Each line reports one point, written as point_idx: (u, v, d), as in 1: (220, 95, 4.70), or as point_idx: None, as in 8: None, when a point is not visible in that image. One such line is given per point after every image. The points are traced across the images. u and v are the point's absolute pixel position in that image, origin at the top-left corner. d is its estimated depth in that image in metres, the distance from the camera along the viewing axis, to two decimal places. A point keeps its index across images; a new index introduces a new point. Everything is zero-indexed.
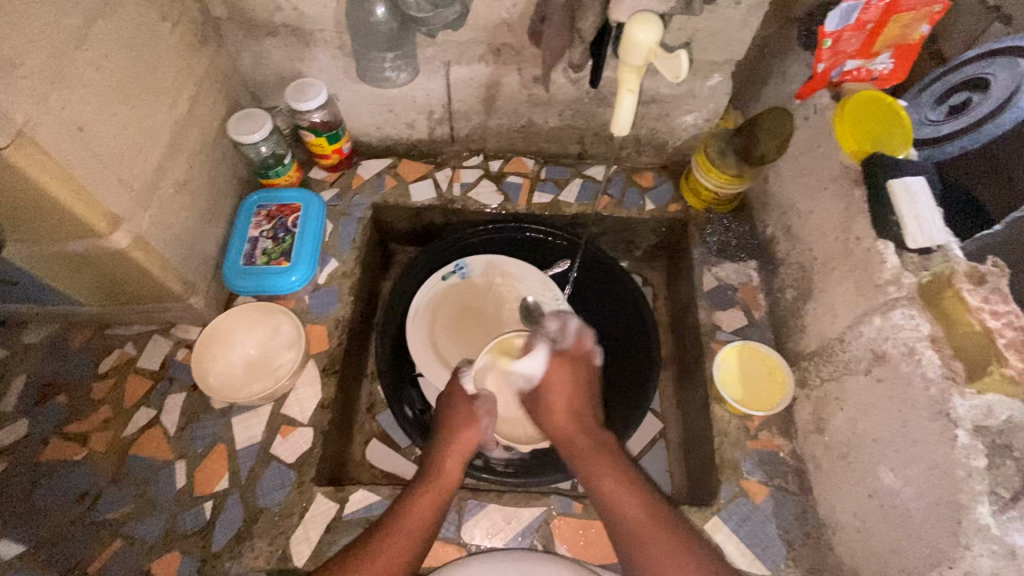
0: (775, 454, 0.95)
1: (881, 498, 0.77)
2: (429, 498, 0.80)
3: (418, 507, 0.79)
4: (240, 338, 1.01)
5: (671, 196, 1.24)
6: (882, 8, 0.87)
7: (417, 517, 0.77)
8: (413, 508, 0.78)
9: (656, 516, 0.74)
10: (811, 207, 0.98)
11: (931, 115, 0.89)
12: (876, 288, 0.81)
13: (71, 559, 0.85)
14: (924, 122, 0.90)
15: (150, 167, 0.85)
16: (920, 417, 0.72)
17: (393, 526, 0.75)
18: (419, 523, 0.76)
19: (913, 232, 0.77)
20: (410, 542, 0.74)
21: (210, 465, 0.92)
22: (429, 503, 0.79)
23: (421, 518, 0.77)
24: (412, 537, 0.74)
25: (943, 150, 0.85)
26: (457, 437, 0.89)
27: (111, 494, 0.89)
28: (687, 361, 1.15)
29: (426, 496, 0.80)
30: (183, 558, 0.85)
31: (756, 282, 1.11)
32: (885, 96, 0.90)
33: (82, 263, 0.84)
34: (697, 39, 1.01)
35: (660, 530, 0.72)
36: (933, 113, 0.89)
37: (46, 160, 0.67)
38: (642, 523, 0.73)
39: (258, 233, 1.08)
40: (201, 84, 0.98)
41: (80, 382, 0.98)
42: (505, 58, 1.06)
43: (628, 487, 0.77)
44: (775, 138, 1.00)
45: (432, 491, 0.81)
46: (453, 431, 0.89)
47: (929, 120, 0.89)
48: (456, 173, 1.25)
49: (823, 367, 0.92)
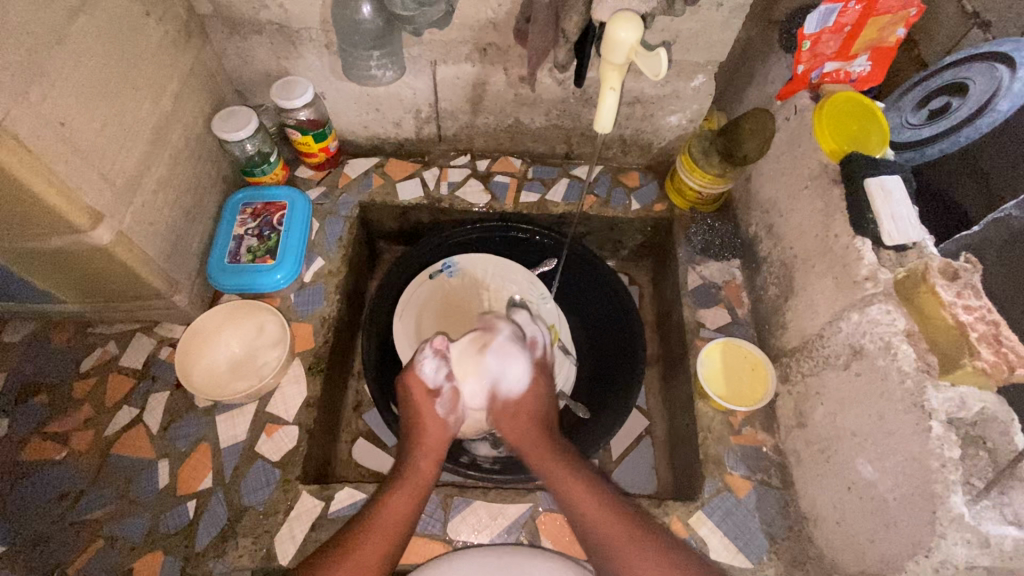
0: (758, 449, 0.96)
1: (859, 490, 0.79)
2: (403, 499, 0.81)
3: (394, 509, 0.80)
4: (225, 336, 1.01)
5: (655, 196, 1.25)
6: (860, 11, 0.89)
7: (393, 520, 0.79)
8: (387, 510, 0.80)
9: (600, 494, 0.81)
10: (792, 206, 1.00)
11: (912, 119, 0.90)
12: (854, 283, 0.83)
13: (50, 559, 0.84)
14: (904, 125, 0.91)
15: (132, 164, 0.84)
16: (896, 409, 0.73)
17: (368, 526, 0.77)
18: (395, 526, 0.78)
19: (889, 229, 0.79)
20: (385, 546, 0.76)
21: (193, 464, 0.91)
22: (405, 505, 0.81)
23: (398, 519, 0.79)
24: (388, 541, 0.77)
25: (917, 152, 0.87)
26: (426, 437, 0.89)
27: (93, 494, 0.88)
28: (672, 358, 1.17)
29: (402, 493, 0.82)
30: (164, 558, 0.84)
31: (739, 280, 1.13)
32: (860, 97, 0.93)
33: (63, 259, 0.83)
34: (680, 40, 1.02)
35: (605, 513, 0.79)
36: (914, 117, 0.90)
37: (24, 153, 0.65)
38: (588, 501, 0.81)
39: (243, 231, 1.07)
40: (185, 80, 0.97)
41: (60, 381, 0.97)
42: (491, 57, 1.07)
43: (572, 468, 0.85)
44: (757, 138, 1.02)
45: (406, 491, 0.82)
46: (423, 427, 0.89)
47: (907, 126, 0.90)
48: (444, 172, 1.26)
49: (803, 363, 0.94)
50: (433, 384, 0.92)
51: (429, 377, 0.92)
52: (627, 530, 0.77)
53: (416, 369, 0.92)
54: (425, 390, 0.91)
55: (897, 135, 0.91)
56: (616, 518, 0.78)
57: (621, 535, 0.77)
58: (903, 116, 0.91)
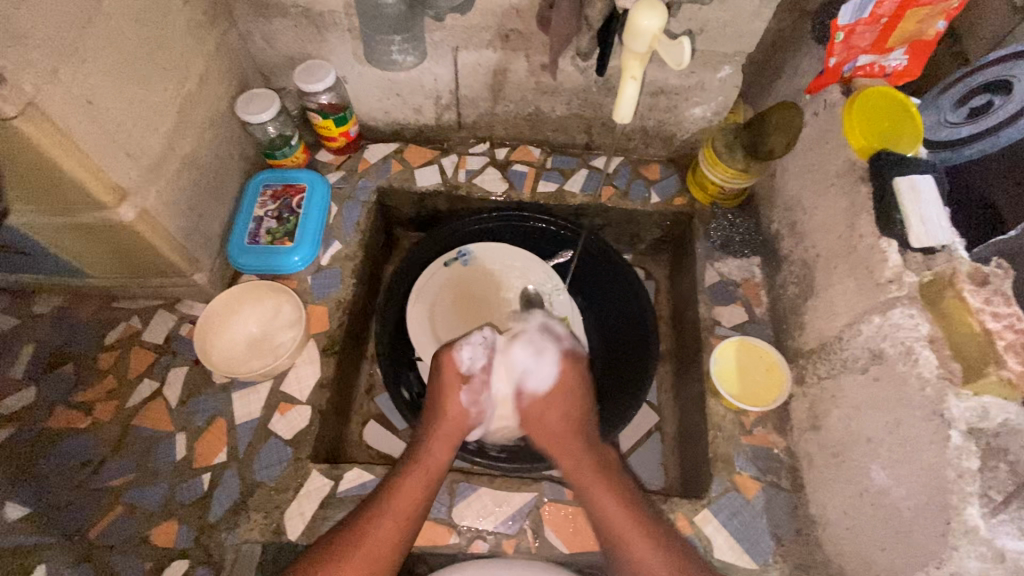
0: (769, 450, 0.95)
1: (871, 496, 0.77)
2: (417, 484, 0.82)
3: (408, 493, 0.81)
4: (242, 316, 1.02)
5: (676, 189, 1.23)
6: (898, 2, 0.86)
7: (406, 506, 0.80)
8: (402, 492, 0.80)
9: (619, 497, 0.83)
10: (816, 205, 0.97)
11: (951, 117, 0.85)
12: (877, 286, 0.80)
13: (73, 522, 0.87)
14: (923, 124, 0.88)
15: (158, 143, 0.85)
16: (914, 416, 0.71)
17: (382, 510, 0.78)
18: (407, 512, 0.79)
19: (918, 230, 0.76)
20: (398, 530, 0.78)
21: (210, 438, 0.94)
22: (418, 490, 0.81)
23: (411, 505, 0.80)
24: (401, 524, 0.78)
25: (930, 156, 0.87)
26: (447, 418, 0.89)
27: (113, 462, 0.92)
28: (686, 355, 1.15)
29: (415, 478, 0.82)
30: (180, 527, 0.87)
31: (758, 278, 1.11)
32: (890, 91, 0.88)
33: (89, 236, 0.84)
34: (708, 29, 0.99)
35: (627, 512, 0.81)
36: (952, 116, 0.85)
37: (56, 131, 0.67)
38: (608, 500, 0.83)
39: (263, 212, 1.09)
40: (211, 61, 0.98)
41: (85, 353, 1.01)
42: (513, 44, 1.05)
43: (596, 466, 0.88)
44: (784, 133, 1.00)
45: (422, 476, 0.83)
46: (447, 415, 0.90)
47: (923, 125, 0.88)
48: (462, 160, 1.25)
49: (820, 365, 0.92)
50: (466, 370, 0.93)
51: (463, 363, 0.93)
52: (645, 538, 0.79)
53: (454, 352, 0.94)
54: (457, 373, 0.92)
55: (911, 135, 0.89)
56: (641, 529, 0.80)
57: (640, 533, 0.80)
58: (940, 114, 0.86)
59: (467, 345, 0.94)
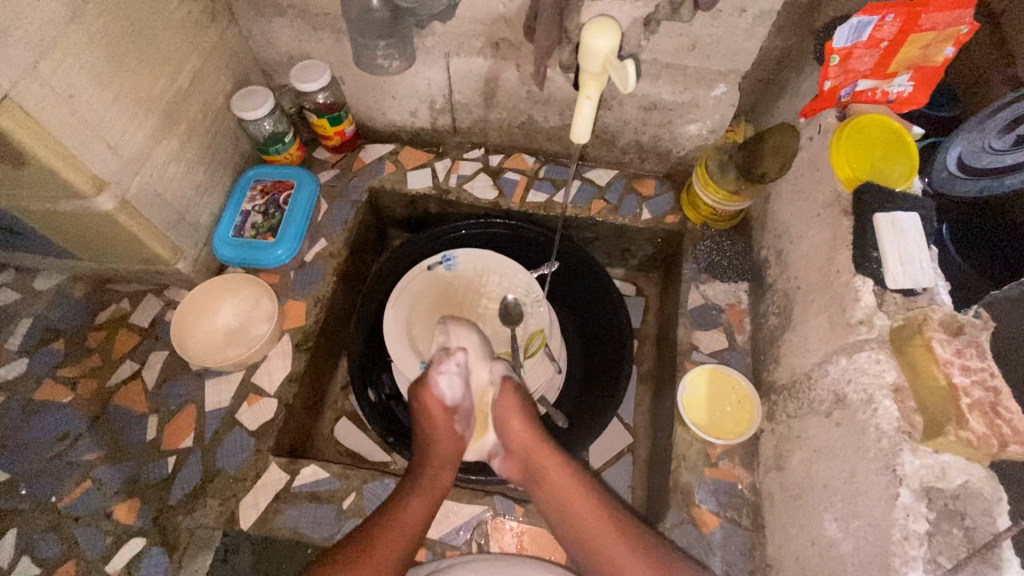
0: (732, 485, 0.91)
1: (822, 547, 0.73)
2: (419, 503, 0.82)
3: (411, 509, 0.81)
4: (221, 308, 1.05)
5: (669, 207, 1.20)
6: (899, 27, 0.80)
7: (410, 520, 0.80)
8: (405, 509, 0.81)
9: (609, 520, 0.80)
10: (802, 234, 0.93)
11: (995, 144, 0.72)
12: (848, 326, 0.76)
13: (47, 491, 0.93)
14: (953, 153, 0.78)
15: (143, 136, 0.88)
16: (868, 468, 0.68)
17: (386, 527, 0.79)
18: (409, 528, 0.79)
19: (896, 272, 0.72)
20: (400, 546, 0.78)
21: (179, 422, 0.97)
22: (420, 509, 0.82)
23: (411, 523, 0.80)
24: (404, 541, 0.78)
25: (958, 185, 0.79)
26: (438, 445, 0.90)
27: (89, 438, 0.96)
28: (664, 378, 1.13)
29: (415, 496, 0.83)
30: (142, 506, 0.91)
31: (743, 305, 1.07)
32: (864, 119, 0.85)
33: (74, 221, 0.88)
34: (700, 45, 0.96)
35: (590, 507, 0.82)
36: (997, 142, 0.72)
37: (30, 123, 0.70)
38: (570, 494, 0.84)
39: (250, 207, 1.11)
40: (207, 59, 1.01)
41: (77, 331, 1.06)
42: (504, 52, 1.04)
43: (565, 480, 0.85)
44: (777, 157, 0.94)
45: (423, 495, 0.83)
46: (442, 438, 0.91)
47: (953, 154, 0.78)
48: (455, 164, 1.26)
49: (789, 403, 0.88)
50: (451, 400, 0.93)
51: (445, 395, 0.92)
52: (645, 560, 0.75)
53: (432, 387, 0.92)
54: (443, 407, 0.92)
55: (942, 163, 0.80)
56: (636, 548, 0.77)
57: (607, 529, 0.79)
58: (983, 140, 0.73)
59: (444, 376, 0.92)
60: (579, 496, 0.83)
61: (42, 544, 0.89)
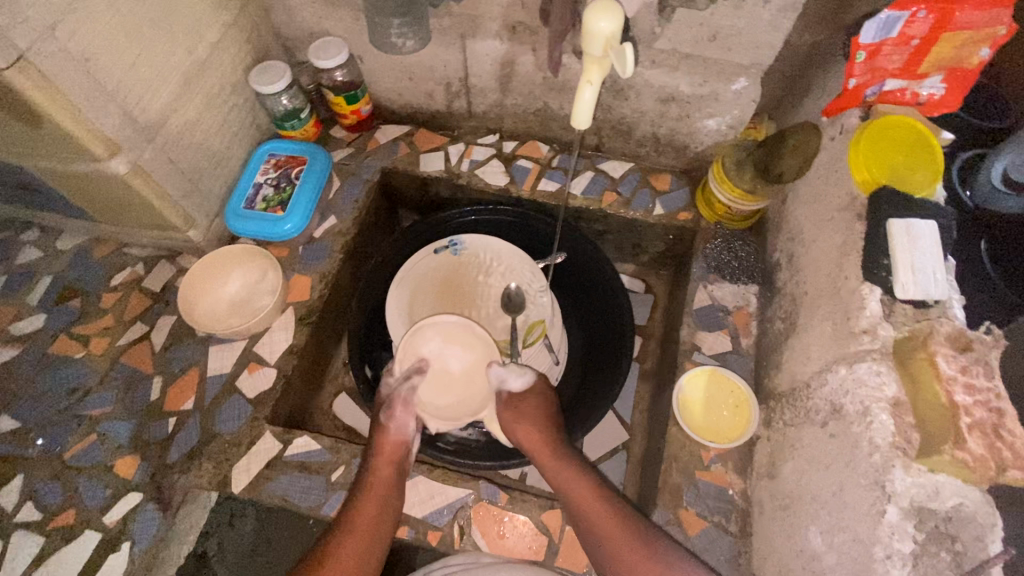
0: (722, 490, 0.89)
1: (806, 559, 0.71)
2: (372, 507, 0.81)
3: (365, 514, 0.80)
4: (229, 278, 1.07)
5: (683, 204, 1.17)
6: (931, 24, 0.76)
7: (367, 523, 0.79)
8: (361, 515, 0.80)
9: (594, 492, 0.83)
10: (815, 238, 0.89)
11: None
12: (851, 334, 0.73)
13: (54, 441, 0.97)
14: (999, 165, 0.73)
15: (159, 104, 0.90)
16: (858, 483, 0.65)
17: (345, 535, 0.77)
18: (369, 529, 0.78)
19: (905, 281, 0.69)
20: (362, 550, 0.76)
21: (181, 385, 0.99)
22: (374, 512, 0.81)
23: (370, 525, 0.79)
24: (365, 546, 0.77)
25: (1001, 200, 0.74)
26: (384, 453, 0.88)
27: (96, 394, 1.00)
28: (664, 378, 1.11)
29: (368, 502, 0.81)
30: (140, 463, 0.94)
31: (751, 308, 1.04)
32: (878, 124, 0.82)
33: (90, 182, 0.91)
34: (720, 37, 0.93)
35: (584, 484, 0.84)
36: None
37: (47, 83, 0.72)
38: (568, 478, 0.85)
39: (263, 180, 1.13)
40: (227, 31, 1.02)
41: (93, 290, 1.10)
42: (520, 36, 1.03)
43: (555, 462, 0.88)
44: (798, 156, 0.91)
45: (376, 499, 0.82)
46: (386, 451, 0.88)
47: (998, 167, 0.74)
48: (469, 149, 1.25)
49: (786, 410, 0.85)
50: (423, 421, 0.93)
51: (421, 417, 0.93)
52: (628, 534, 0.76)
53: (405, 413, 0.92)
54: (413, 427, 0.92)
55: (985, 177, 0.75)
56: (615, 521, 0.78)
57: (599, 510, 0.80)
58: None
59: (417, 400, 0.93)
60: (575, 480, 0.85)
61: (46, 491, 0.93)
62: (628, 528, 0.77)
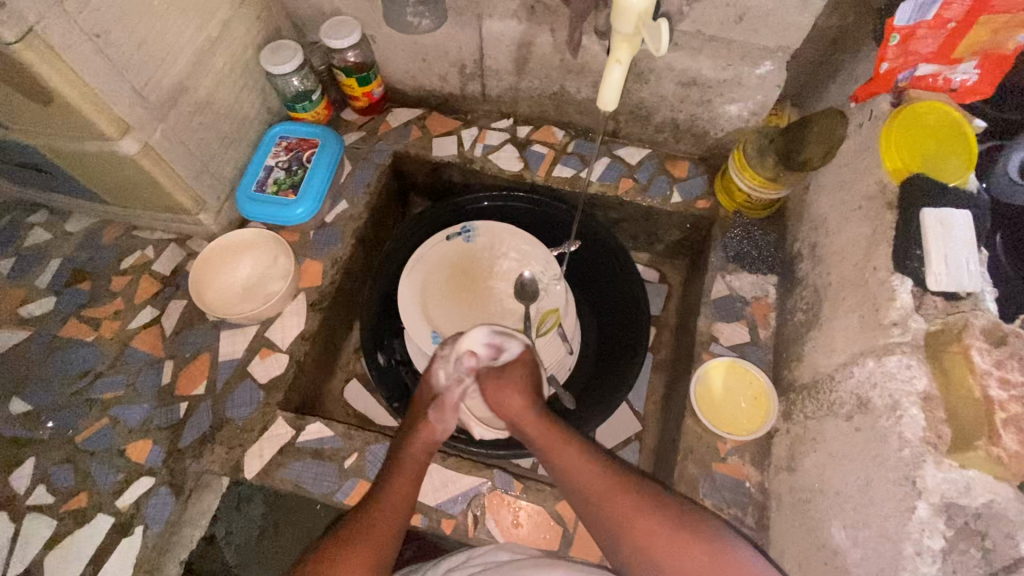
0: (739, 483, 0.88)
1: (828, 554, 0.70)
2: (406, 485, 0.79)
3: (397, 494, 0.77)
4: (241, 262, 1.06)
5: (702, 192, 1.15)
6: (969, 6, 0.73)
7: (398, 502, 0.76)
8: (391, 494, 0.77)
9: (613, 474, 0.75)
10: (840, 228, 0.87)
11: None
12: (879, 327, 0.71)
13: (66, 424, 0.96)
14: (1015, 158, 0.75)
15: (169, 83, 0.88)
16: (885, 478, 0.64)
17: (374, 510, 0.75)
18: (398, 507, 0.76)
19: (937, 273, 0.67)
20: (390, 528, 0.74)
21: (192, 370, 0.98)
22: (406, 490, 0.78)
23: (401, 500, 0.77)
24: (392, 524, 0.74)
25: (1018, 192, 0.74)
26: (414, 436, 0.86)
27: (107, 377, 0.99)
28: (679, 368, 1.09)
29: (401, 480, 0.79)
30: (153, 447, 0.93)
31: (770, 299, 1.02)
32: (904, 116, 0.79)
33: (100, 162, 0.90)
34: (747, 18, 0.90)
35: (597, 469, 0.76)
36: None
37: (55, 59, 0.70)
38: (576, 462, 0.77)
39: (274, 162, 1.12)
40: (238, 8, 1.00)
41: (103, 273, 1.09)
42: (539, 17, 1.00)
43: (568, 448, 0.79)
44: (822, 143, 0.90)
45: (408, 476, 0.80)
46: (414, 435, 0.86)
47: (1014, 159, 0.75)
48: (482, 134, 1.23)
49: (808, 403, 0.84)
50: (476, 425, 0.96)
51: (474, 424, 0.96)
52: (659, 518, 0.69)
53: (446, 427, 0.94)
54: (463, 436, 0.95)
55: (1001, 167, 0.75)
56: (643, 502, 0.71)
57: (621, 494, 0.72)
58: None
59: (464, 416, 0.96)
60: (588, 466, 0.76)
61: (58, 474, 0.93)
62: (660, 511, 0.69)
